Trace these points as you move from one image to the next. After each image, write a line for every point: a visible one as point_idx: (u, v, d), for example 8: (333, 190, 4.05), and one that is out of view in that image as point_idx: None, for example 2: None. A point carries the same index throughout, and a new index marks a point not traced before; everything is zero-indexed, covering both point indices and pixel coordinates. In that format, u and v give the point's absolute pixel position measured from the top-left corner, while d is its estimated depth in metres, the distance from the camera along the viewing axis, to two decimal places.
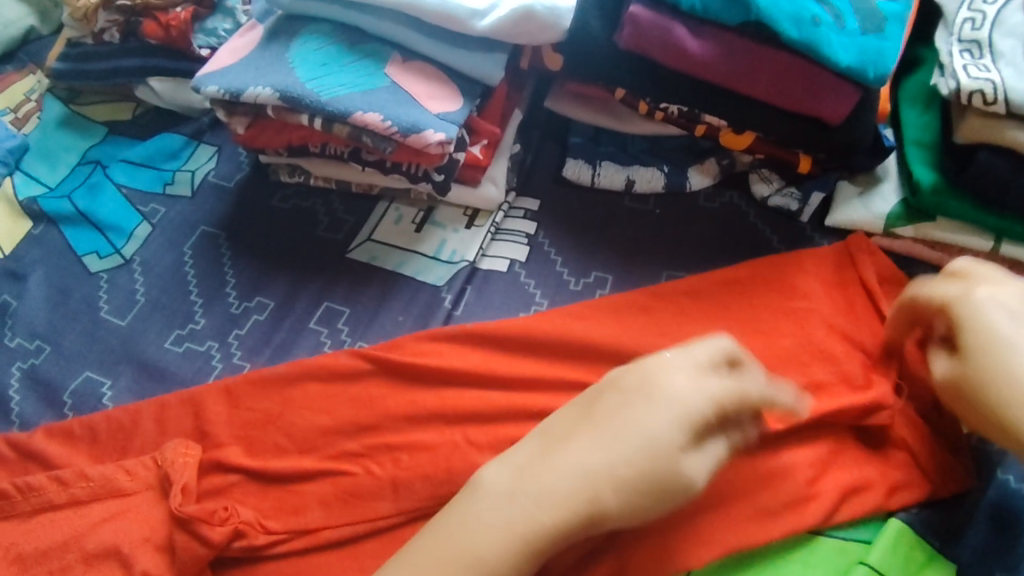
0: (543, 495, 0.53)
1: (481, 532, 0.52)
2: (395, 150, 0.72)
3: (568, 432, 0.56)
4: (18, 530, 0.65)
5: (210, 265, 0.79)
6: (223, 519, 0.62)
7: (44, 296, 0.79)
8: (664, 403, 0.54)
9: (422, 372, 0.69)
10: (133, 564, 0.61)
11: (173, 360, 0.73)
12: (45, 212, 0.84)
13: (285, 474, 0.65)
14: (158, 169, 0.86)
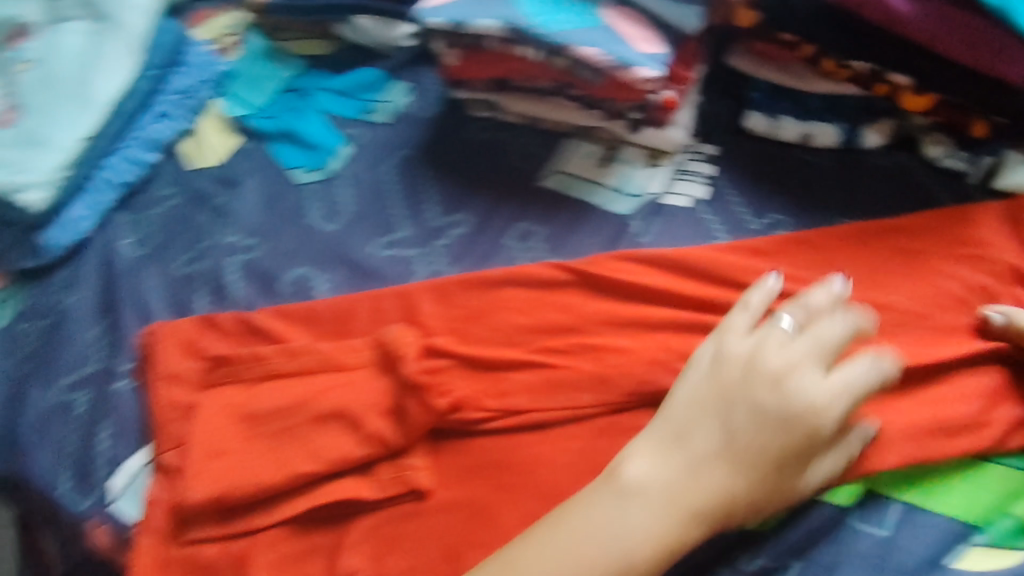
0: (699, 506, 0.57)
1: (628, 532, 0.57)
2: (603, 88, 0.78)
3: (700, 437, 0.59)
4: (247, 393, 0.71)
5: (411, 182, 0.85)
6: (444, 392, 0.68)
7: (257, 200, 0.86)
8: (800, 403, 0.58)
9: (620, 285, 0.74)
10: (362, 426, 0.67)
11: (382, 262, 0.80)
12: (256, 129, 0.91)
13: (494, 362, 0.71)
14: (360, 99, 0.93)
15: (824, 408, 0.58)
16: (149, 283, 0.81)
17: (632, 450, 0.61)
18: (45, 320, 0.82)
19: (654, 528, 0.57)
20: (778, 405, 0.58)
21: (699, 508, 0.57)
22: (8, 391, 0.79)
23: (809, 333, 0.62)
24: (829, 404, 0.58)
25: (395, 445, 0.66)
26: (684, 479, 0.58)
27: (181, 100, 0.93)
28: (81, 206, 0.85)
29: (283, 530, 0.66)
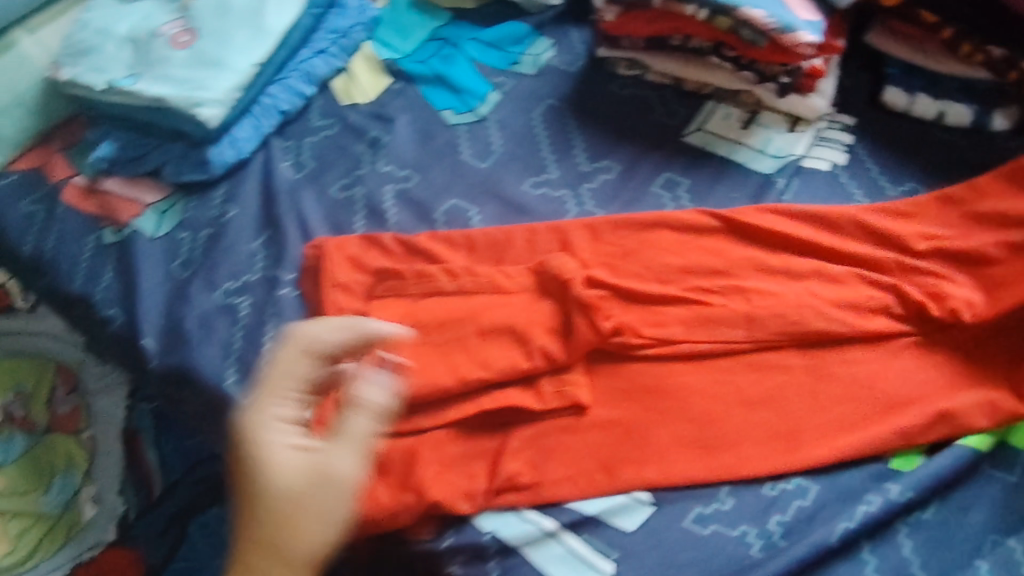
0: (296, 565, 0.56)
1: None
2: (759, 53, 0.83)
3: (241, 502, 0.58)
4: (415, 304, 0.76)
5: (559, 131, 0.88)
6: (608, 317, 0.73)
7: (411, 135, 0.90)
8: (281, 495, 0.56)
9: (770, 235, 0.78)
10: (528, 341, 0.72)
11: (532, 200, 0.83)
12: (406, 72, 0.94)
13: (650, 296, 0.75)
14: (505, 51, 0.95)
15: (278, 470, 0.56)
16: (307, 202, 0.85)
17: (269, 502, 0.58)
18: (206, 230, 0.86)
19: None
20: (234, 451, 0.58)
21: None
22: (172, 293, 0.82)
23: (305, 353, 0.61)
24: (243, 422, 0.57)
25: (560, 361, 0.72)
26: None
27: (336, 40, 0.96)
28: (245, 127, 0.90)
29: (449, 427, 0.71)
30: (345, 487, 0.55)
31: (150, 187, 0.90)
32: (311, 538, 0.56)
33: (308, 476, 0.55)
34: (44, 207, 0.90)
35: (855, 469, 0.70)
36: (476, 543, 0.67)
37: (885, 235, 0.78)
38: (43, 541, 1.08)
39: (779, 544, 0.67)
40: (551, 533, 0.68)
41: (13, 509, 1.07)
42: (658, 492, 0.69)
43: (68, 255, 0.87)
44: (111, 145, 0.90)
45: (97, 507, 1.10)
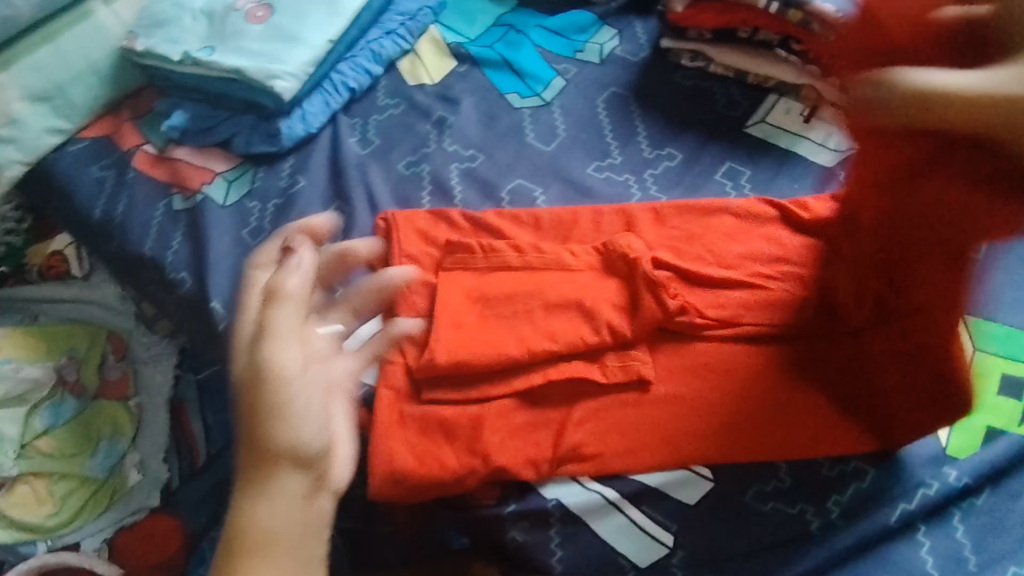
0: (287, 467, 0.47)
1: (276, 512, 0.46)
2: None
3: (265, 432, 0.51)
4: (478, 279, 0.77)
5: (623, 119, 0.91)
6: (673, 296, 0.75)
7: (476, 117, 0.92)
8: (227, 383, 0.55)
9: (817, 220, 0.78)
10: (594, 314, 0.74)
11: (596, 183, 0.86)
12: (471, 56, 0.97)
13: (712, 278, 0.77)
14: (569, 39, 0.98)
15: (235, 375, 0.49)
16: (375, 176, 0.87)
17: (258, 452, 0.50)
18: (275, 201, 0.88)
19: (263, 499, 0.46)
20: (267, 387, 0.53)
21: (243, 486, 0.47)
22: (241, 259, 0.84)
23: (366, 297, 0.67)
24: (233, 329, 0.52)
25: (625, 336, 0.73)
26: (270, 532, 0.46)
27: (405, 21, 0.98)
28: (315, 102, 0.92)
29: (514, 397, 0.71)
30: (287, 369, 0.48)
31: (219, 156, 0.92)
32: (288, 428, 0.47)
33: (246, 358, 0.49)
34: (115, 172, 0.93)
35: (910, 456, 0.72)
36: (540, 508, 0.69)
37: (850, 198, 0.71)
38: (87, 504, 1.06)
39: (837, 523, 0.69)
40: (613, 502, 0.69)
41: (59, 470, 1.05)
42: (718, 468, 0.70)
43: (138, 219, 0.89)
44: (183, 115, 0.92)
45: (141, 474, 1.08)
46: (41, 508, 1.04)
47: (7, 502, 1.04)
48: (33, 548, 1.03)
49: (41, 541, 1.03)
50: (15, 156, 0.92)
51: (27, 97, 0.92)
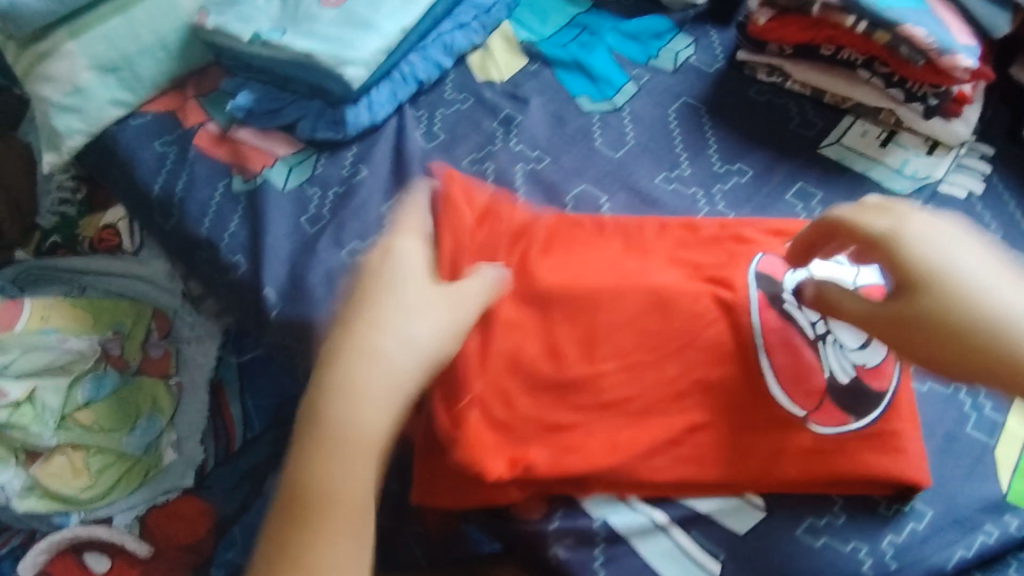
0: (394, 365, 0.49)
1: (382, 383, 0.48)
2: (908, 71, 0.82)
3: (390, 312, 0.52)
4: None
5: (693, 129, 0.88)
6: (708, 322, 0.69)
7: (545, 118, 0.90)
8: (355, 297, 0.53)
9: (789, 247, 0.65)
10: (636, 325, 0.69)
11: (663, 194, 0.83)
12: (543, 54, 0.95)
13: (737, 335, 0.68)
14: (644, 44, 0.96)
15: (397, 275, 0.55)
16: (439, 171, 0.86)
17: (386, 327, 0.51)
18: (336, 189, 0.87)
19: (359, 372, 0.48)
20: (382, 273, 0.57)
21: (359, 334, 0.50)
22: (299, 246, 0.84)
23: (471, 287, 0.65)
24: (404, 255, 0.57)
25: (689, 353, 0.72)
26: (354, 393, 0.47)
27: (478, 16, 0.97)
28: (382, 91, 0.91)
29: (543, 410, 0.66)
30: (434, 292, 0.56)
31: (283, 140, 0.91)
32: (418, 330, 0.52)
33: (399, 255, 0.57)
34: (176, 148, 0.93)
35: (972, 499, 0.69)
36: (586, 528, 0.67)
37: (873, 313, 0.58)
38: (120, 481, 1.04)
39: (891, 565, 0.65)
40: (661, 527, 0.67)
41: (97, 444, 1.03)
42: (771, 500, 0.68)
43: (197, 198, 0.89)
44: (248, 96, 0.92)
45: (176, 454, 1.07)
46: (76, 480, 1.02)
47: (44, 471, 1.01)
48: (65, 520, 1.02)
49: (74, 513, 1.02)
50: (77, 126, 0.93)
51: (95, 68, 0.93)
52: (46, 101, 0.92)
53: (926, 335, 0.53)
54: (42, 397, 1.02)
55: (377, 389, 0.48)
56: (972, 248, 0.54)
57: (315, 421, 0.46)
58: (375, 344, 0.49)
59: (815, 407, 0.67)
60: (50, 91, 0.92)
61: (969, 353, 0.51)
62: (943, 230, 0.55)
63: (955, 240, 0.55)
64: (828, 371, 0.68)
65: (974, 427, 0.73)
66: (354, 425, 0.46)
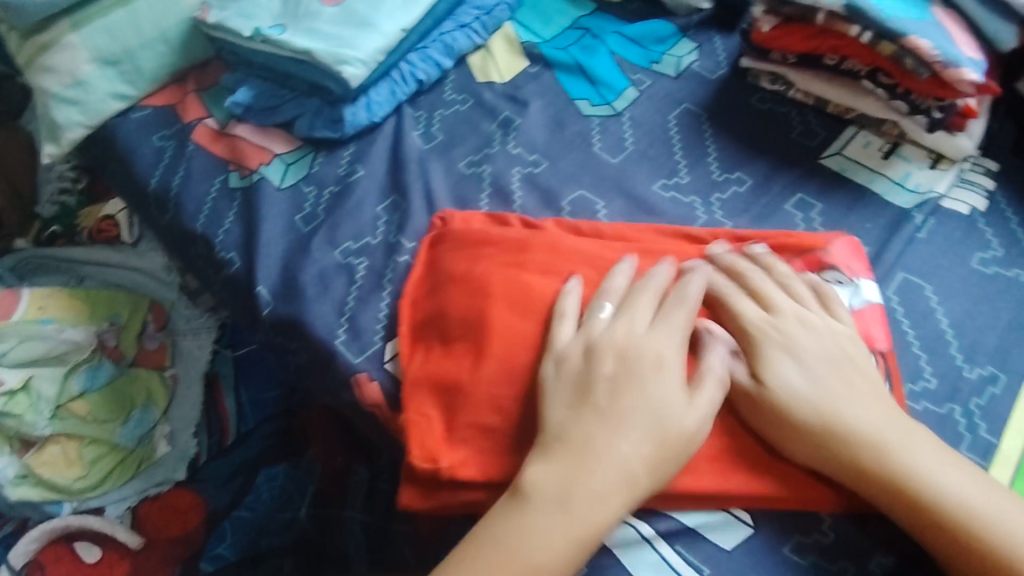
0: (613, 497, 0.54)
1: (591, 516, 0.54)
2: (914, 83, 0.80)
3: (599, 426, 0.56)
4: None
5: (693, 136, 0.87)
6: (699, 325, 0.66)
7: (544, 121, 0.89)
8: (612, 331, 0.61)
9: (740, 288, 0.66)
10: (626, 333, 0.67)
11: (661, 201, 0.82)
12: (544, 56, 0.94)
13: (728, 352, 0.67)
14: (647, 49, 0.95)
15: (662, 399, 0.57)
16: (435, 172, 0.86)
17: (624, 441, 0.55)
18: (331, 188, 0.87)
19: (606, 491, 0.54)
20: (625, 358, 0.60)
21: (597, 448, 0.55)
22: (292, 245, 0.84)
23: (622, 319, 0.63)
24: (654, 349, 0.59)
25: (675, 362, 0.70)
26: (568, 504, 0.54)
27: (479, 16, 0.96)
28: (381, 91, 0.91)
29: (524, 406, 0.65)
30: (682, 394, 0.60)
31: (281, 138, 0.91)
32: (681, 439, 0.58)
33: (629, 350, 0.59)
34: (175, 143, 0.93)
35: None
36: None
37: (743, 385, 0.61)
38: (113, 472, 1.04)
39: None
40: (646, 539, 0.65)
41: (91, 434, 1.03)
42: (759, 514, 0.65)
43: (193, 193, 0.89)
44: (248, 92, 0.92)
45: (169, 446, 1.07)
46: (69, 470, 1.03)
47: (36, 460, 1.02)
48: (57, 509, 1.03)
49: (66, 502, 1.03)
50: (78, 118, 0.93)
51: (96, 60, 0.93)
52: (48, 92, 0.92)
53: (783, 419, 0.59)
54: (37, 386, 1.03)
55: (589, 521, 0.54)
56: (823, 346, 0.61)
57: (551, 519, 0.54)
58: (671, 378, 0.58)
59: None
60: (52, 83, 0.92)
61: (779, 425, 0.59)
62: (798, 315, 0.63)
63: (811, 338, 0.62)
64: None
65: (967, 448, 0.67)
66: (685, 423, 0.56)
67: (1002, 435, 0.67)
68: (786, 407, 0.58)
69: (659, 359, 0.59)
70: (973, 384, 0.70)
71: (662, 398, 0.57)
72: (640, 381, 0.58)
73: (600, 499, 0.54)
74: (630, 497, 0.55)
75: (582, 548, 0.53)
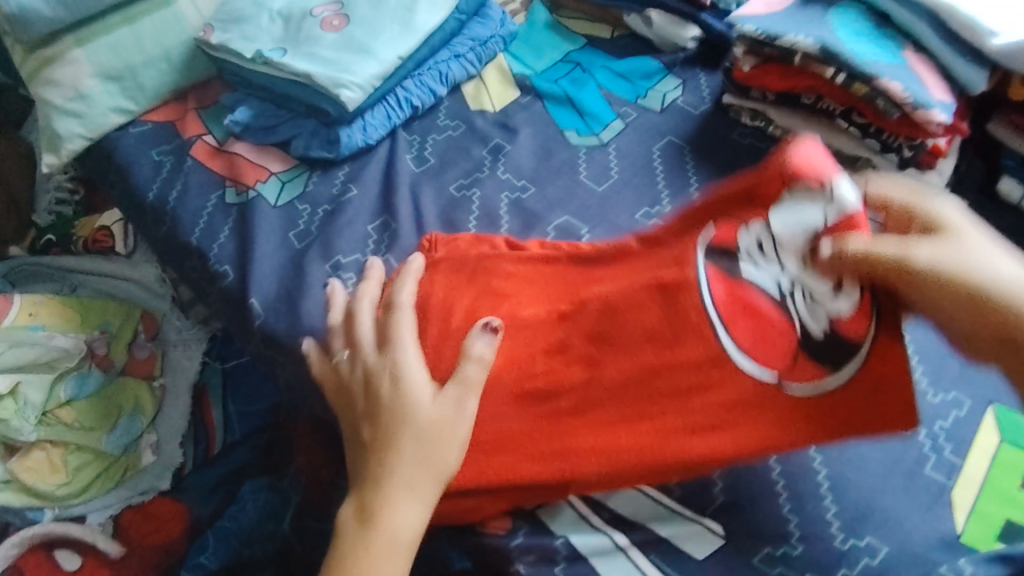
0: (397, 528, 0.62)
1: (385, 548, 0.61)
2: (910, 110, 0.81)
3: (370, 462, 0.65)
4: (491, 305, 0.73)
5: (676, 167, 0.90)
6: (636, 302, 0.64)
7: (533, 149, 0.93)
8: (358, 367, 0.70)
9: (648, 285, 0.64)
10: (596, 332, 0.66)
11: (643, 228, 0.85)
12: (535, 87, 0.98)
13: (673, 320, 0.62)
14: (634, 83, 0.99)
15: (415, 406, 0.65)
16: (426, 196, 0.89)
17: (392, 476, 0.63)
18: (324, 207, 0.90)
19: (387, 510, 0.62)
20: (378, 390, 0.67)
21: (370, 488, 0.63)
22: (287, 261, 0.86)
23: (363, 355, 0.71)
24: (402, 367, 0.67)
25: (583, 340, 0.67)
26: (364, 543, 0.61)
27: (475, 47, 1.01)
28: (377, 114, 0.95)
29: (536, 413, 0.67)
30: (439, 397, 0.65)
31: (277, 157, 0.94)
32: (437, 433, 0.64)
33: (365, 384, 0.69)
34: (173, 158, 0.96)
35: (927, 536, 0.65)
36: (548, 546, 0.69)
37: (841, 254, 0.50)
38: (98, 479, 1.06)
39: None
40: (620, 548, 0.68)
41: (76, 441, 1.04)
42: (732, 527, 0.67)
43: (189, 208, 0.92)
44: (247, 111, 0.95)
45: (155, 456, 1.08)
46: (53, 476, 1.04)
47: (21, 465, 1.03)
48: (39, 515, 1.04)
49: (49, 508, 1.04)
50: (78, 129, 0.96)
51: (100, 75, 0.96)
52: (51, 104, 0.95)
53: (881, 272, 0.47)
54: (25, 392, 1.04)
55: (385, 555, 0.61)
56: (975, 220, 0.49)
57: (363, 563, 0.60)
58: (408, 355, 0.69)
59: (786, 365, 0.57)
60: (55, 95, 0.95)
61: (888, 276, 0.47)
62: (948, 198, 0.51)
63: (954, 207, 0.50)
64: (797, 320, 0.56)
65: (931, 467, 0.69)
66: (423, 414, 0.64)
67: (966, 455, 0.70)
68: (949, 278, 0.45)
69: (393, 373, 0.67)
70: (937, 407, 0.73)
71: (408, 404, 0.65)
72: (385, 400, 0.66)
73: (389, 524, 0.62)
74: (425, 499, 0.63)
75: (401, 564, 0.61)
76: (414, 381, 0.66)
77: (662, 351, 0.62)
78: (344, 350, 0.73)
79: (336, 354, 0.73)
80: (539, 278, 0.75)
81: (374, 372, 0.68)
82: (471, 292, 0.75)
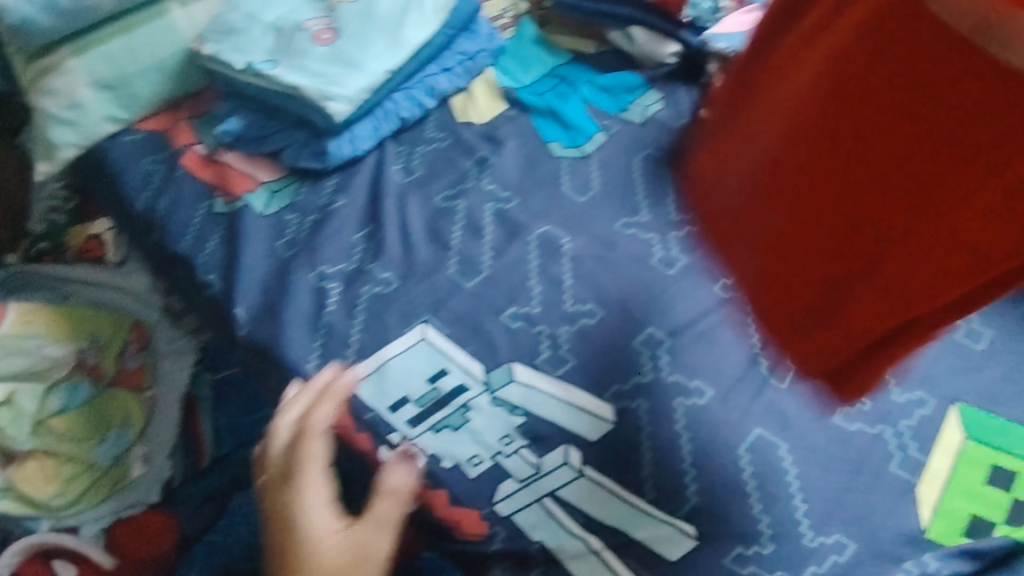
0: None
1: None
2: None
3: None
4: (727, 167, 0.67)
5: (655, 178, 0.92)
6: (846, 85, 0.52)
7: (517, 160, 0.95)
8: (272, 501, 0.75)
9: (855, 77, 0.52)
10: (845, 139, 0.53)
11: (623, 237, 0.87)
12: (521, 101, 1.01)
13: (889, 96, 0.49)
14: (617, 98, 1.01)
15: (323, 551, 0.71)
16: (412, 207, 0.91)
17: None
18: (312, 216, 0.92)
19: None
20: (290, 527, 0.73)
21: None
22: (272, 270, 0.88)
23: (277, 487, 0.75)
24: (311, 507, 0.73)
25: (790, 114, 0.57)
26: None
27: (464, 60, 1.03)
28: (365, 127, 0.97)
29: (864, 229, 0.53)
30: (352, 541, 0.72)
31: (268, 168, 0.97)
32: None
33: (278, 522, 0.74)
34: (164, 167, 0.99)
35: (895, 531, 0.71)
36: (526, 549, 0.74)
37: None
38: (88, 491, 1.07)
39: None
40: (595, 551, 0.72)
41: (68, 452, 1.06)
42: (702, 526, 0.70)
43: (178, 216, 0.94)
44: (237, 122, 0.98)
45: (145, 467, 1.10)
46: (48, 486, 1.06)
47: (18, 474, 1.06)
48: (36, 523, 1.06)
49: (43, 518, 1.06)
50: (71, 138, 1.00)
51: (94, 84, 0.98)
52: (46, 113, 0.98)
53: None
54: (19, 401, 1.06)
55: None
56: None
57: None
58: (313, 495, 0.74)
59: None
60: (51, 104, 0.97)
61: None
62: None
63: None
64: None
65: (897, 465, 0.73)
66: (328, 558, 0.70)
67: (931, 451, 0.74)
68: None
69: (303, 511, 0.73)
70: (901, 407, 0.75)
71: (315, 547, 0.71)
72: (295, 540, 0.72)
73: None
74: None
75: None
76: (323, 523, 0.72)
77: (894, 128, 0.49)
78: (265, 476, 0.78)
79: (261, 480, 0.78)
80: (785, 57, 0.60)
81: (284, 510, 0.73)
82: (723, 179, 0.67)
